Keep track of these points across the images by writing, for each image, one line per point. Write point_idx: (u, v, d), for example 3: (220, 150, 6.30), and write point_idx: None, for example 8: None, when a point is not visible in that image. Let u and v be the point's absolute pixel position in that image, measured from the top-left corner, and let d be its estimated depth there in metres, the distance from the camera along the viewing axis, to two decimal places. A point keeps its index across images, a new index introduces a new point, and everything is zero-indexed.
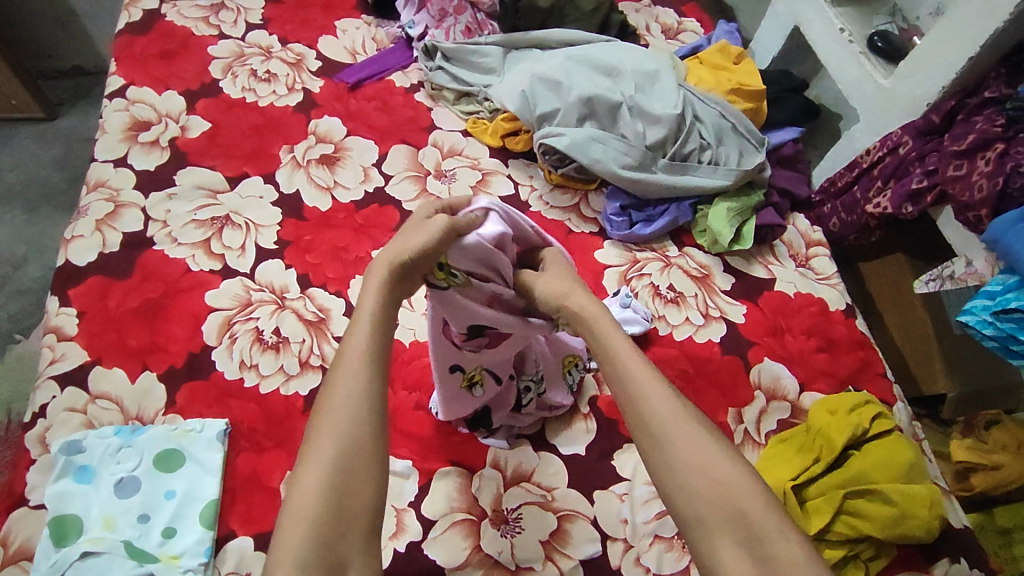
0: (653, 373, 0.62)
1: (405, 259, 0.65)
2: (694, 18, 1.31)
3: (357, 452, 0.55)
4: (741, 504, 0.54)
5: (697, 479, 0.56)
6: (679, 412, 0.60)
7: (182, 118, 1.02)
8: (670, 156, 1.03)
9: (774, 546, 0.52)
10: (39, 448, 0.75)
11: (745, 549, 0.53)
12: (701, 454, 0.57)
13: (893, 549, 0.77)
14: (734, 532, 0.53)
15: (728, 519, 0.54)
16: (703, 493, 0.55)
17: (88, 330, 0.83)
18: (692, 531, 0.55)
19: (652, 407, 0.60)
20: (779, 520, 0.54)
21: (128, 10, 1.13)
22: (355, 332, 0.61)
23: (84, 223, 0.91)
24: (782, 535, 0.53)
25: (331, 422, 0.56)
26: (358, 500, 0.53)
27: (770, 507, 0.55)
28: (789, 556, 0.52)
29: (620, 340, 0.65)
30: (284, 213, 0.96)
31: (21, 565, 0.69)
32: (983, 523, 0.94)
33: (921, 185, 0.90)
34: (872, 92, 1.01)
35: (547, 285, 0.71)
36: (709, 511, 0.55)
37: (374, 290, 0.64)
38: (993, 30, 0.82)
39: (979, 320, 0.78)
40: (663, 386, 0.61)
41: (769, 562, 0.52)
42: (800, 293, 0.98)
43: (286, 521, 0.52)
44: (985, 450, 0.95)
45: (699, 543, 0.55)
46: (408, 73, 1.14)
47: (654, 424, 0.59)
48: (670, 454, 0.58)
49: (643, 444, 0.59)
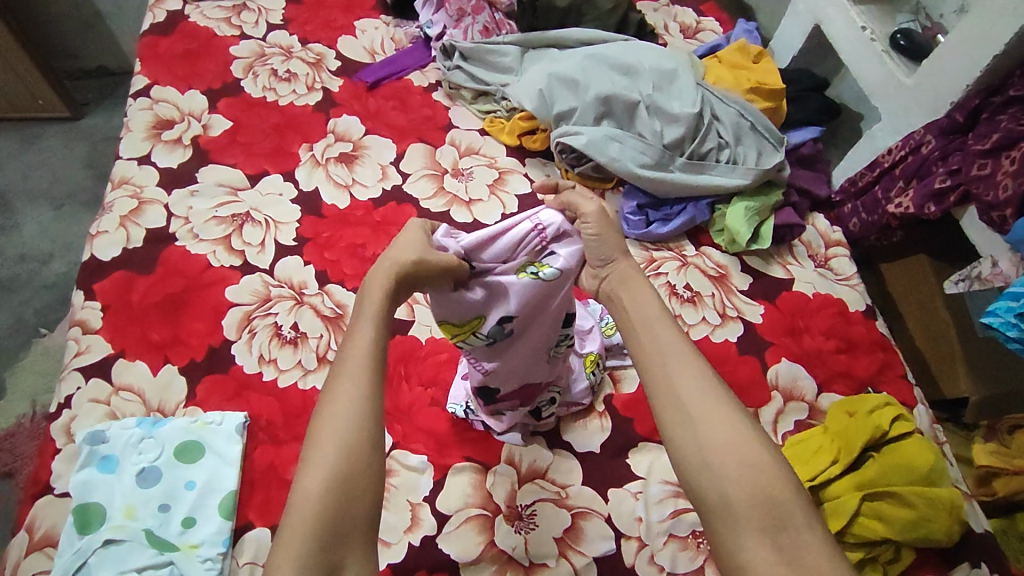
0: (687, 346, 0.57)
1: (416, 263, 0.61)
2: (713, 17, 1.30)
3: (358, 458, 0.51)
4: (772, 490, 0.49)
5: (728, 463, 0.50)
6: (716, 394, 0.54)
7: (204, 117, 1.04)
8: (687, 154, 1.02)
9: (800, 537, 0.48)
10: (63, 438, 0.77)
11: (771, 538, 0.48)
12: (733, 436, 0.52)
13: (913, 551, 0.77)
14: (762, 519, 0.48)
15: (756, 505, 0.49)
16: (731, 477, 0.50)
17: (112, 324, 0.85)
18: (715, 518, 0.50)
19: (681, 381, 0.55)
20: (809, 509, 0.49)
21: (152, 10, 1.15)
22: (359, 330, 0.57)
23: (108, 219, 0.93)
24: (812, 526, 0.48)
25: (333, 421, 0.52)
26: (358, 506, 0.50)
27: (800, 495, 0.50)
28: (815, 550, 0.47)
29: (653, 311, 0.60)
30: (303, 210, 0.97)
31: (46, 552, 0.70)
32: (1005, 528, 0.90)
33: (944, 184, 0.89)
34: (894, 91, 0.99)
35: (600, 236, 0.65)
36: (736, 496, 0.49)
37: (376, 293, 0.59)
38: (1019, 27, 0.81)
39: (1003, 322, 0.76)
40: (695, 361, 0.56)
41: (793, 557, 0.47)
42: (818, 293, 0.97)
43: (286, 522, 0.49)
44: (1006, 455, 0.91)
45: (722, 531, 0.49)
46: (426, 73, 1.15)
47: (685, 402, 0.54)
48: (699, 434, 0.52)
49: (668, 419, 0.54)
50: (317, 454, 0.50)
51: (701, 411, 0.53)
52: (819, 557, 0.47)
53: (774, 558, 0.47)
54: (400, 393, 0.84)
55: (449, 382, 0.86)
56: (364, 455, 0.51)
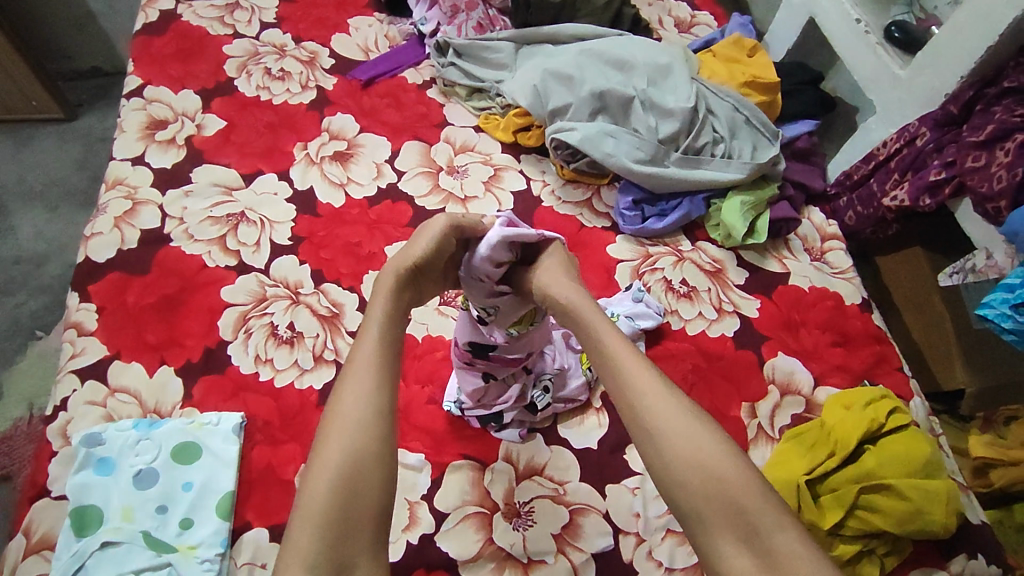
0: (650, 378, 0.61)
1: (407, 268, 0.68)
2: (707, 11, 1.30)
3: (364, 457, 0.53)
4: (738, 497, 0.53)
5: (695, 477, 0.55)
6: (682, 415, 0.58)
7: (198, 117, 1.04)
8: (682, 149, 1.03)
9: (775, 541, 0.51)
10: (60, 440, 0.77)
11: (745, 544, 0.52)
12: (699, 450, 0.56)
13: (910, 544, 0.77)
14: (737, 530, 0.52)
15: (726, 514, 0.53)
16: (700, 489, 0.54)
17: (106, 326, 0.85)
18: (694, 529, 0.54)
19: (648, 409, 0.59)
20: (779, 515, 0.53)
21: (144, 10, 1.14)
22: (364, 340, 0.61)
23: (103, 220, 0.93)
24: (783, 527, 0.52)
25: (337, 425, 0.54)
26: (362, 506, 0.51)
27: (766, 499, 0.53)
28: (786, 548, 0.51)
29: (616, 341, 0.65)
30: (298, 209, 0.97)
31: (44, 555, 0.70)
32: (1002, 519, 0.90)
33: (939, 177, 0.89)
34: (889, 84, 0.99)
35: (548, 282, 0.72)
36: (711, 511, 0.54)
37: (384, 289, 0.67)
38: (1012, 19, 0.80)
39: (999, 314, 0.76)
40: (661, 389, 0.61)
41: (772, 559, 0.51)
42: (814, 287, 0.97)
43: (293, 523, 0.50)
44: (1004, 446, 0.92)
45: (702, 541, 0.54)
46: (420, 70, 1.15)
47: (655, 429, 0.58)
48: (669, 456, 0.57)
49: (641, 443, 0.59)
50: (323, 454, 0.53)
51: (671, 437, 0.57)
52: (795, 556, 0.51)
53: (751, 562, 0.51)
54: (398, 391, 0.85)
55: (446, 380, 0.86)
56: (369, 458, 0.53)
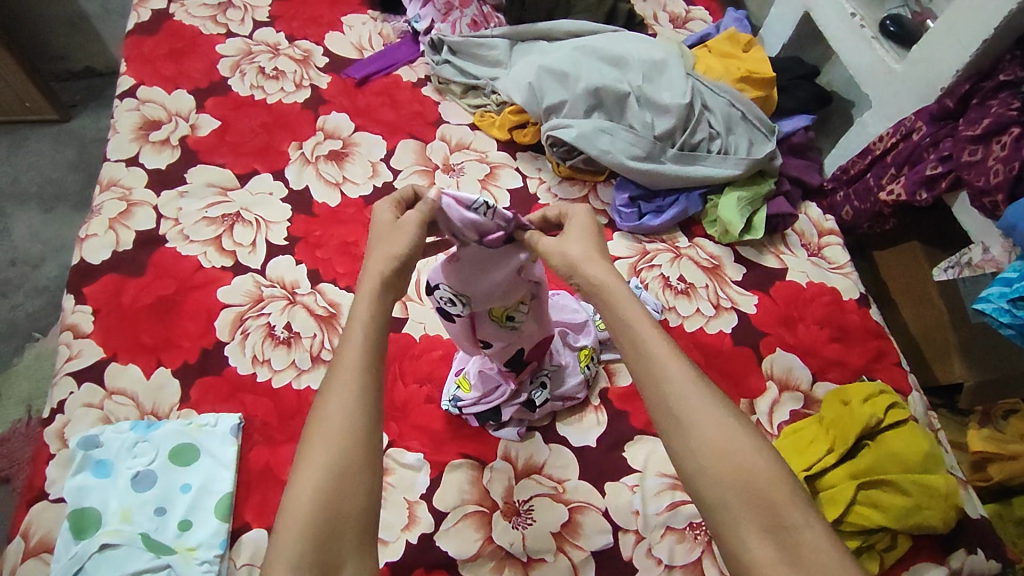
0: (670, 346, 0.55)
1: (395, 265, 0.59)
2: (703, 7, 1.29)
3: (351, 454, 0.51)
4: (765, 488, 0.48)
5: (721, 465, 0.49)
6: (705, 396, 0.52)
7: (192, 117, 1.03)
8: (678, 146, 1.02)
9: (800, 534, 0.47)
10: (57, 443, 0.77)
11: (770, 536, 0.47)
12: (725, 437, 0.50)
13: (909, 539, 0.77)
14: (760, 519, 0.47)
15: (751, 505, 0.48)
16: (727, 478, 0.49)
17: (102, 327, 0.84)
18: (714, 517, 0.49)
19: (671, 388, 0.52)
20: (804, 505, 0.48)
21: (137, 10, 1.14)
22: (352, 331, 0.55)
23: (97, 221, 0.92)
24: (809, 522, 0.47)
25: (326, 422, 0.51)
26: (353, 500, 0.49)
27: (792, 491, 0.49)
28: (813, 545, 0.46)
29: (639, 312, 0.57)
30: (294, 209, 0.97)
31: (42, 559, 0.70)
32: (1001, 513, 0.91)
33: (936, 171, 0.89)
34: (885, 78, 0.99)
35: (558, 249, 0.62)
36: (734, 498, 0.48)
37: (375, 274, 0.58)
38: (1008, 11, 0.80)
39: (996, 308, 0.76)
40: (684, 360, 0.54)
41: (795, 553, 0.46)
42: (812, 282, 0.97)
43: (282, 521, 0.49)
44: (1002, 440, 0.93)
45: (722, 529, 0.48)
46: (415, 68, 1.14)
47: (674, 405, 0.52)
48: (692, 439, 0.50)
49: (661, 423, 0.52)
50: (311, 452, 0.50)
51: (691, 414, 0.51)
52: (822, 553, 0.46)
53: (776, 556, 0.46)
54: (396, 390, 0.84)
55: (444, 379, 0.86)
56: (362, 452, 0.51)
